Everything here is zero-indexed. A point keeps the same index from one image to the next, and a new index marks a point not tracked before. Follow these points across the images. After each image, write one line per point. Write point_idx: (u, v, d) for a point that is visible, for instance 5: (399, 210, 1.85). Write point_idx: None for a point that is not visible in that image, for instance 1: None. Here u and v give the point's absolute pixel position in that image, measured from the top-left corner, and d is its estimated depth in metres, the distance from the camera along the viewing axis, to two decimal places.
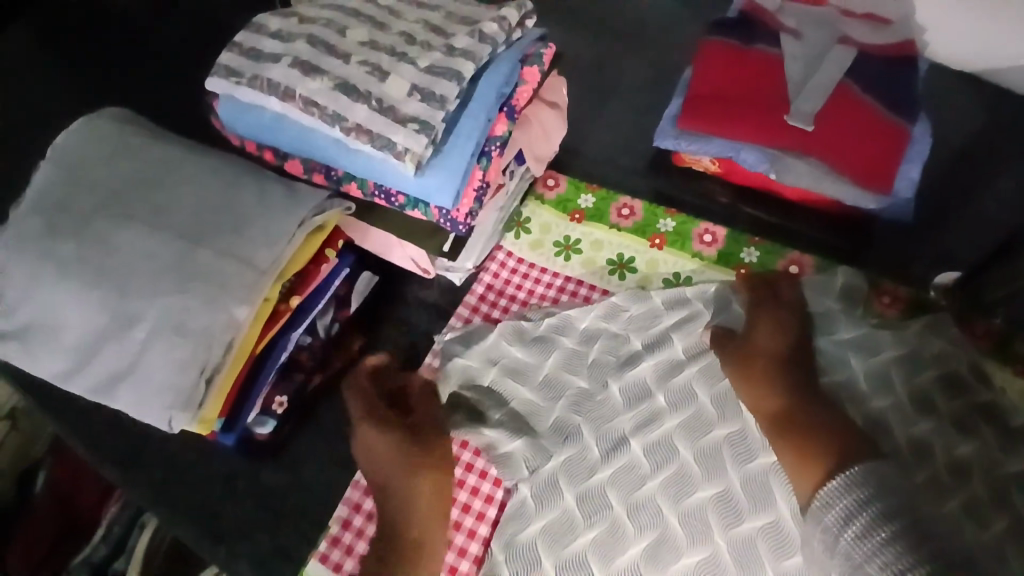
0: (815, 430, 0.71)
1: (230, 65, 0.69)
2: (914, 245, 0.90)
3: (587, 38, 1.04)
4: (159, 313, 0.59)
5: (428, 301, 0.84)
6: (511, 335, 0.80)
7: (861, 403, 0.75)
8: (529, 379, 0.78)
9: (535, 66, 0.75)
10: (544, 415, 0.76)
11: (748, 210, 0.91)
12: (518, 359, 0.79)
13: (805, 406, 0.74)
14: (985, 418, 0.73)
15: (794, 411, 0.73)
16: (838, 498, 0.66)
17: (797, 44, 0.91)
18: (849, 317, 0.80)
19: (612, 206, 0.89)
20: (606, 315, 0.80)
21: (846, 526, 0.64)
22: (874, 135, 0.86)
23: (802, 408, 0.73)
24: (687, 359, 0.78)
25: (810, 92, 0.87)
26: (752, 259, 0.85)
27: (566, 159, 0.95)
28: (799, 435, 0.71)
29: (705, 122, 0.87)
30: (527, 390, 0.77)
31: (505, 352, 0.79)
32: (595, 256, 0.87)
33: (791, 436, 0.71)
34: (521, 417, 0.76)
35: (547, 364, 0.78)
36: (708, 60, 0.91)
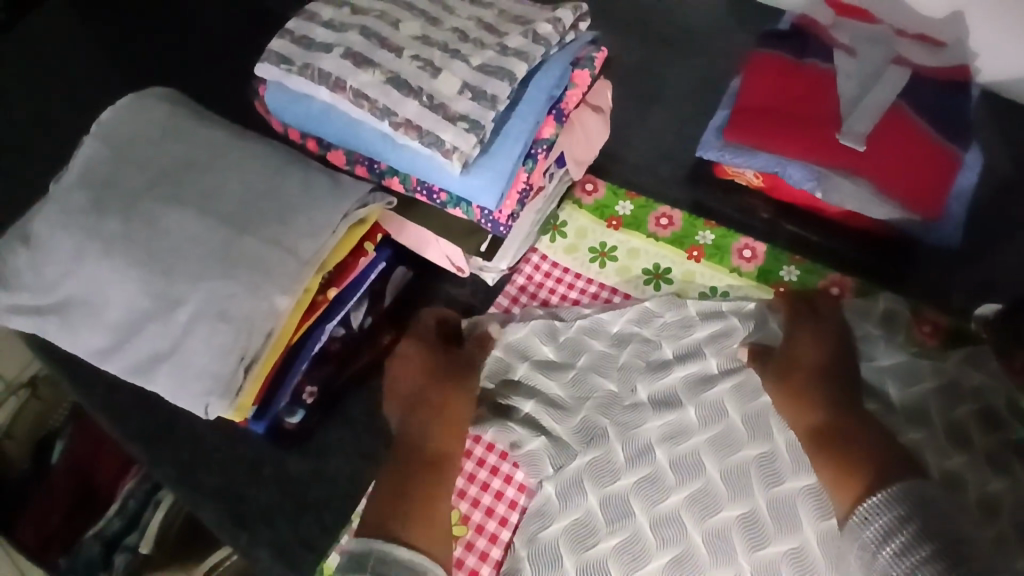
0: (859, 449, 0.69)
1: (281, 53, 0.69)
2: (958, 274, 0.87)
3: (634, 43, 1.02)
4: (202, 297, 0.59)
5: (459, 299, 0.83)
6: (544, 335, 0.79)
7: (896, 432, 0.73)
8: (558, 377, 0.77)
9: (585, 70, 0.74)
10: (572, 414, 0.75)
11: (789, 227, 0.89)
12: (545, 357, 0.78)
13: (847, 422, 0.71)
14: (1020, 456, 0.71)
15: (837, 431, 0.71)
16: (875, 516, 0.64)
17: (850, 62, 0.89)
18: (888, 343, 0.78)
19: (651, 214, 0.88)
20: (639, 319, 0.79)
21: (884, 544, 0.62)
22: (926, 160, 0.84)
23: (846, 426, 0.71)
24: (719, 373, 0.76)
25: (861, 112, 0.85)
26: (791, 278, 0.84)
27: (605, 165, 0.94)
28: (842, 454, 0.69)
29: (751, 135, 0.86)
30: (556, 387, 0.77)
31: (538, 350, 0.79)
32: (631, 264, 0.85)
33: (833, 456, 0.69)
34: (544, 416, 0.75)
35: (576, 367, 0.78)
36: (757, 73, 0.90)
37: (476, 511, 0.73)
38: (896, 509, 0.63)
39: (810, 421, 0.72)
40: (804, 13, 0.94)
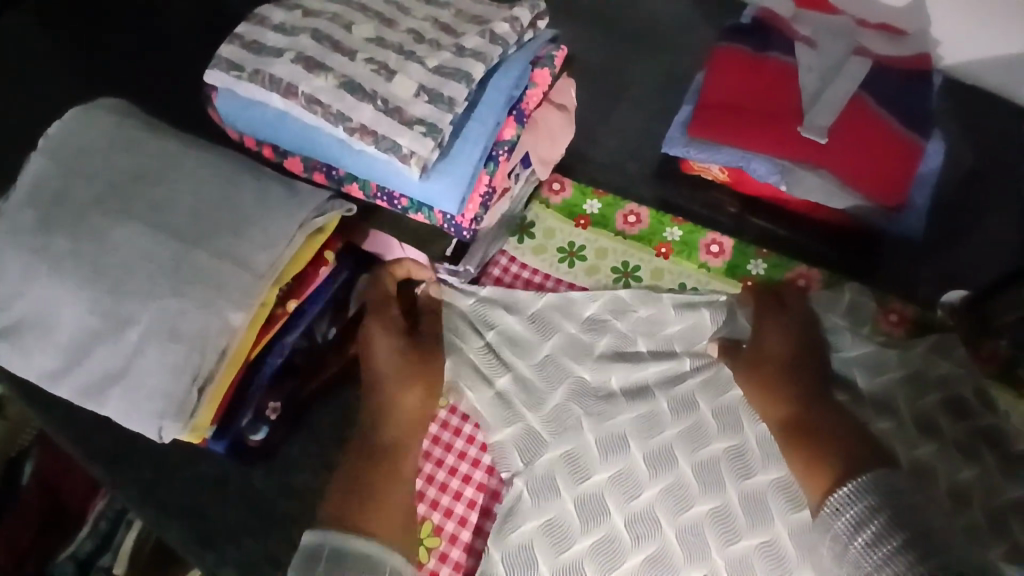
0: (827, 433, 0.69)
1: (232, 58, 0.67)
2: (922, 263, 0.88)
3: (598, 39, 1.02)
4: (153, 316, 0.57)
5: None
6: (504, 307, 0.78)
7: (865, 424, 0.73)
8: (532, 362, 0.76)
9: (546, 69, 0.73)
10: (546, 399, 0.74)
11: (756, 221, 0.89)
12: (513, 331, 0.77)
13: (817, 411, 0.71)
14: (986, 443, 0.72)
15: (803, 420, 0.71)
16: (847, 510, 0.63)
17: (811, 54, 0.89)
18: (855, 334, 0.78)
19: (618, 212, 0.88)
20: (612, 310, 0.79)
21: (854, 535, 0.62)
22: (888, 150, 0.85)
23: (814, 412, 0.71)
24: (690, 369, 0.76)
25: (823, 104, 0.86)
26: (759, 272, 0.84)
27: (572, 164, 0.93)
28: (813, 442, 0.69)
29: (716, 130, 0.86)
30: (526, 368, 0.76)
31: (506, 325, 0.77)
32: (600, 263, 0.85)
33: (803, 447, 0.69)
34: (520, 402, 0.74)
35: (549, 350, 0.76)
36: (720, 67, 0.90)
37: (448, 522, 0.71)
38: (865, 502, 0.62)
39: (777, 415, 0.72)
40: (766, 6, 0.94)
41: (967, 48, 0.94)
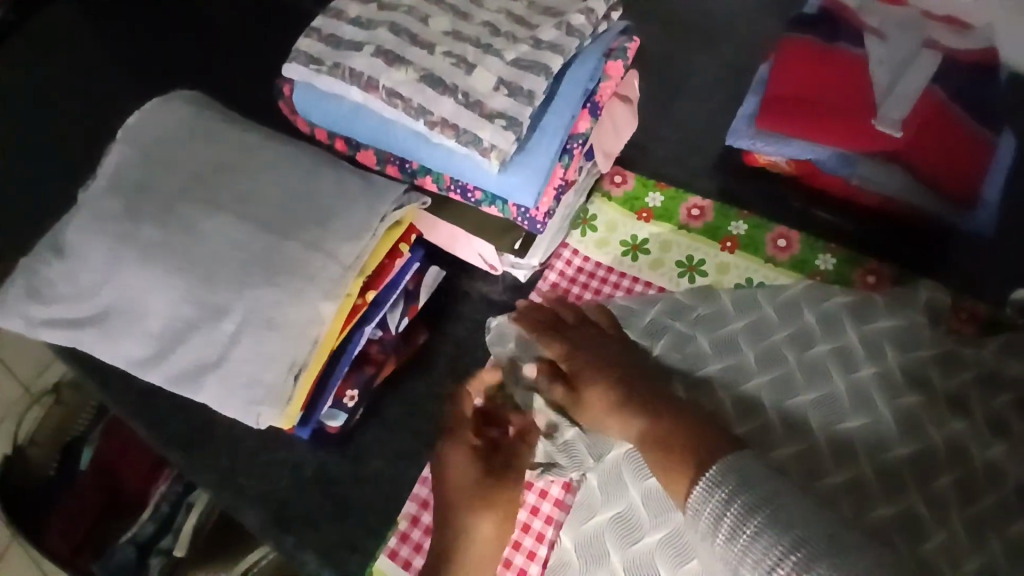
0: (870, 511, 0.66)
1: (310, 52, 0.68)
2: (991, 261, 0.86)
3: (658, 31, 1.01)
4: (247, 306, 0.58)
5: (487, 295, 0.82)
6: None
7: (940, 423, 0.71)
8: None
9: (619, 61, 0.72)
10: None
11: (821, 214, 0.87)
12: None
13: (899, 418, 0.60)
14: None
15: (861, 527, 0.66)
16: (705, 502, 0.53)
17: (882, 46, 0.88)
18: (929, 332, 0.76)
19: (682, 206, 0.87)
20: (671, 310, 0.78)
21: (717, 531, 0.52)
22: (959, 145, 0.83)
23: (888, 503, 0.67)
24: (755, 367, 0.74)
25: (895, 96, 0.84)
26: (828, 267, 0.82)
27: (632, 157, 0.92)
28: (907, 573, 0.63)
29: (783, 122, 0.85)
30: None
31: None
32: (663, 257, 0.84)
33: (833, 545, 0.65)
34: None
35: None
36: (787, 59, 0.88)
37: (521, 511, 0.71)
38: (726, 486, 0.52)
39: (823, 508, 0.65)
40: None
41: None
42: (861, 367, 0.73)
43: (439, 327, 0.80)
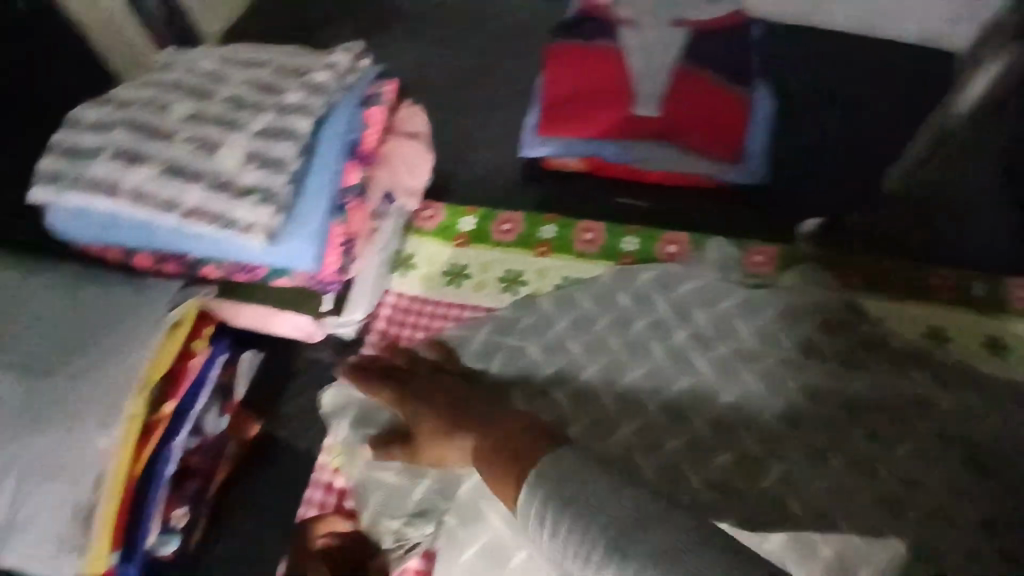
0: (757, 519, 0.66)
1: (48, 169, 0.65)
2: (779, 204, 0.92)
3: (443, 61, 1.04)
4: (19, 460, 0.55)
5: (323, 359, 0.82)
6: None
7: (752, 363, 0.74)
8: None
9: (378, 105, 0.71)
10: None
11: (619, 200, 0.92)
12: None
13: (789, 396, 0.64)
14: (868, 349, 0.74)
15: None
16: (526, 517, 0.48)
17: (633, 34, 0.92)
18: (727, 284, 0.80)
19: (493, 224, 0.89)
20: (499, 328, 0.80)
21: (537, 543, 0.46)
22: (721, 108, 0.88)
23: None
24: (585, 361, 0.77)
25: (651, 77, 0.88)
26: (633, 248, 0.87)
27: (441, 187, 0.94)
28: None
29: (562, 127, 0.89)
30: None
31: None
32: (485, 277, 0.86)
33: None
34: None
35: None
36: (555, 65, 0.92)
37: None
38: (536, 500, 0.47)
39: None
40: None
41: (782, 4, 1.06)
42: (675, 331, 0.78)
43: (281, 405, 0.80)
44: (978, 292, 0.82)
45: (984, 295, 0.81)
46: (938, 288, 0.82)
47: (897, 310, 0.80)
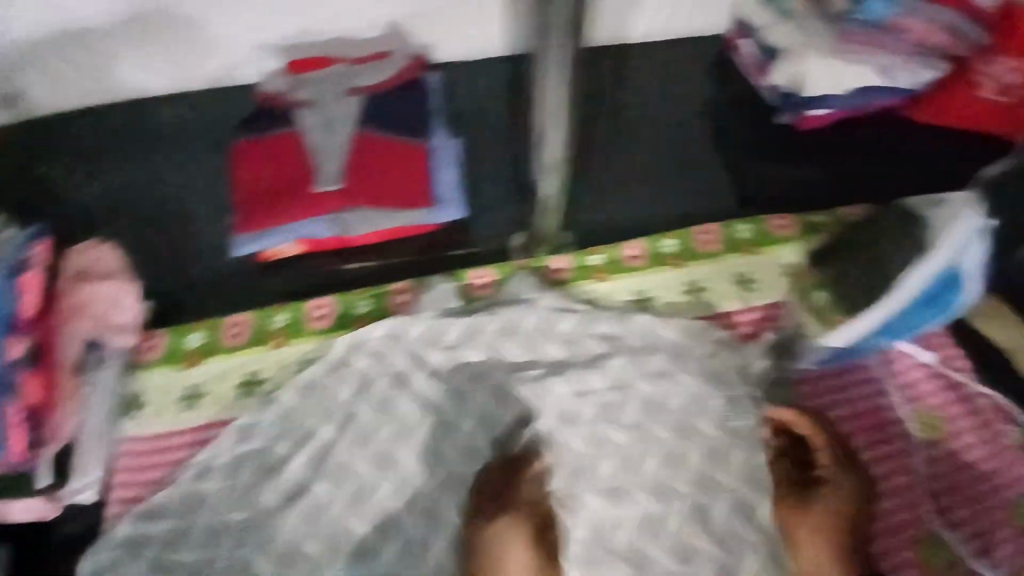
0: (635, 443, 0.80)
1: None
2: (495, 224, 0.99)
3: (148, 181, 1.04)
4: None
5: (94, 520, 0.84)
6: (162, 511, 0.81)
7: (488, 375, 0.83)
8: (186, 545, 0.79)
9: (29, 275, 0.79)
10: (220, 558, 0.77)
11: (347, 268, 0.96)
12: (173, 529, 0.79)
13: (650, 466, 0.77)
14: (580, 335, 0.87)
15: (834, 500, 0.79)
16: None
17: (311, 115, 0.95)
18: (451, 315, 0.86)
19: (222, 331, 0.93)
20: (242, 438, 0.83)
21: None
22: (404, 162, 0.92)
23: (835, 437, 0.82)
24: (334, 437, 0.82)
25: (330, 152, 0.92)
26: (366, 309, 0.91)
27: (174, 311, 0.96)
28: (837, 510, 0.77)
29: (260, 219, 0.91)
30: (189, 551, 0.78)
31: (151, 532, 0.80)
32: (221, 389, 0.89)
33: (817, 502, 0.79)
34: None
35: (201, 519, 0.80)
36: (242, 161, 0.95)
37: None
38: None
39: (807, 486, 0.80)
40: (268, 91, 1.01)
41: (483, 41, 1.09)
42: (413, 377, 0.84)
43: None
44: (670, 248, 0.96)
45: (675, 250, 0.96)
46: (636, 257, 0.95)
47: (602, 291, 0.92)
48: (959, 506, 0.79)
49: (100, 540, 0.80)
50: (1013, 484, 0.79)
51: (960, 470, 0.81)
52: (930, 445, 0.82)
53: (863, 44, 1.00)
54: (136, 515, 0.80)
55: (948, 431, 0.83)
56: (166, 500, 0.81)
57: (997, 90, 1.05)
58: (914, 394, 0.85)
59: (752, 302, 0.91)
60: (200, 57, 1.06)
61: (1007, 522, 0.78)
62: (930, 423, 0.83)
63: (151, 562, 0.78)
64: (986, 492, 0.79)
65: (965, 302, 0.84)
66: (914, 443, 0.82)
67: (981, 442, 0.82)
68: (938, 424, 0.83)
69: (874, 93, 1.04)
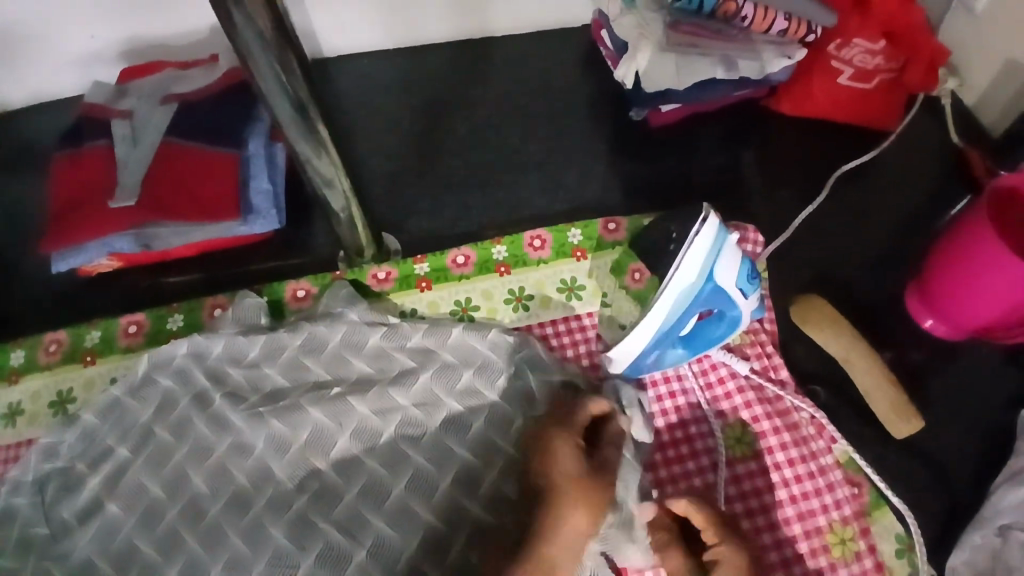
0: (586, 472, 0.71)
1: None
2: (322, 231, 0.97)
3: None
4: None
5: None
6: None
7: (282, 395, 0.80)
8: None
9: None
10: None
11: (170, 280, 0.95)
12: None
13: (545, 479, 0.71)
14: (386, 349, 0.82)
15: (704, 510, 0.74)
16: None
17: (126, 125, 0.92)
18: (252, 334, 0.83)
19: (40, 349, 0.89)
20: (45, 457, 0.81)
21: None
22: (210, 172, 0.90)
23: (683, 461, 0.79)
24: (131, 455, 0.79)
25: (135, 165, 0.89)
26: (179, 325, 0.89)
27: (3, 327, 0.95)
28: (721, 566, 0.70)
29: (67, 236, 0.87)
30: None
31: None
32: (37, 408, 0.86)
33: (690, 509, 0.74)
34: None
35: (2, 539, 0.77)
36: (57, 178, 0.91)
37: None
38: None
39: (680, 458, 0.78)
40: (90, 100, 0.96)
41: (334, 38, 1.09)
42: (214, 398, 0.80)
43: None
44: (500, 255, 0.92)
45: (505, 257, 0.92)
46: (463, 265, 0.91)
47: (427, 301, 0.90)
48: (761, 531, 0.76)
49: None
50: (822, 508, 0.76)
51: (768, 493, 0.77)
52: (740, 463, 0.79)
53: (688, 37, 0.94)
54: None
55: (760, 449, 0.79)
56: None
57: (854, 75, 0.97)
58: (730, 409, 0.81)
59: (575, 312, 0.89)
60: (46, 69, 1.04)
61: (809, 548, 0.75)
62: (742, 441, 0.80)
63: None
64: (795, 517, 0.76)
65: (749, 309, 0.79)
66: (724, 462, 0.79)
67: (792, 463, 0.78)
68: (751, 443, 0.80)
69: (714, 84, 0.98)
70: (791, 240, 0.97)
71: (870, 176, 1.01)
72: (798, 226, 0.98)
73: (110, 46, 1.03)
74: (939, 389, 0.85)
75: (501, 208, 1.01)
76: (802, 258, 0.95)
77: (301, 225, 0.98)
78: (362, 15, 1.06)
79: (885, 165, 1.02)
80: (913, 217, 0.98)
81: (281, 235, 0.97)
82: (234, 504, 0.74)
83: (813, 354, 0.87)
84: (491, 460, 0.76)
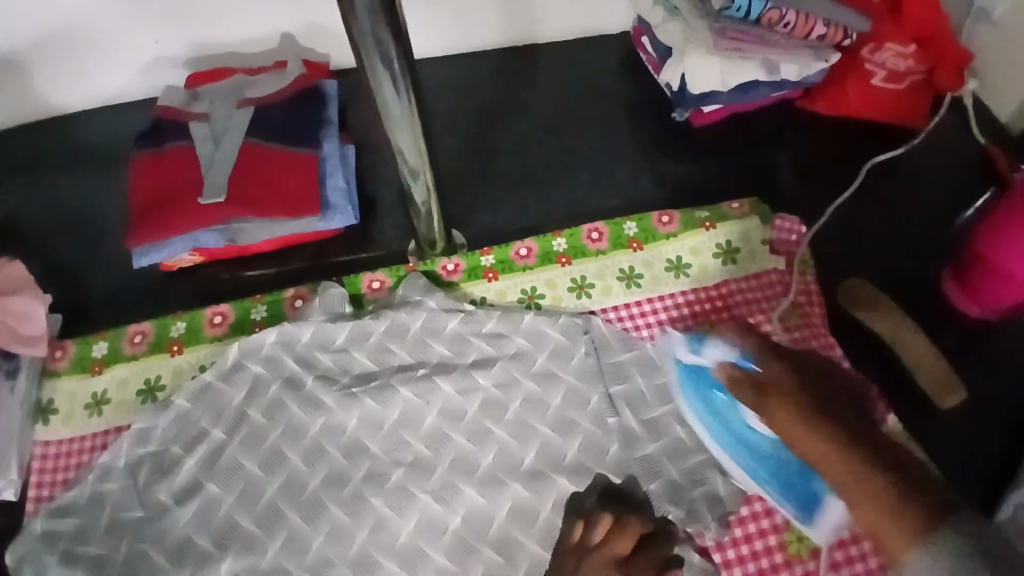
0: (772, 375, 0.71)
1: None
2: (388, 227, 1.03)
3: (60, 198, 1.08)
4: None
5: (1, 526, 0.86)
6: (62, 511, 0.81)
7: (370, 378, 0.86)
8: (92, 539, 0.80)
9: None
10: (116, 556, 0.78)
11: (249, 273, 1.00)
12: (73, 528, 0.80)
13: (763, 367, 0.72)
14: (464, 333, 0.88)
15: (829, 422, 0.66)
16: None
17: (204, 127, 0.98)
18: (337, 320, 0.89)
19: (124, 339, 0.93)
20: (138, 440, 0.84)
21: None
22: (290, 170, 0.95)
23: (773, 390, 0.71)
24: (227, 438, 0.83)
25: (218, 164, 0.94)
26: (263, 316, 0.94)
27: (82, 322, 0.99)
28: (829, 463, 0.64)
29: (154, 230, 0.92)
30: (96, 546, 0.79)
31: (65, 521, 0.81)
32: (123, 396, 0.91)
33: (811, 433, 0.65)
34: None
35: (100, 520, 0.81)
36: (140, 175, 0.96)
37: None
38: None
39: (771, 397, 0.69)
40: (165, 103, 1.01)
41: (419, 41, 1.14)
42: (306, 382, 0.85)
43: None
44: (561, 247, 0.97)
45: (566, 248, 0.97)
46: (527, 256, 0.97)
47: (496, 289, 0.95)
48: None
49: (13, 539, 0.82)
50: None
51: None
52: None
53: (733, 43, 0.99)
54: (50, 511, 0.81)
55: None
56: (77, 494, 0.82)
57: (887, 76, 1.05)
58: None
59: (636, 299, 0.94)
60: (113, 73, 1.09)
61: None
62: None
63: (62, 555, 0.79)
64: None
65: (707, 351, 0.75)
66: None
67: None
68: None
69: (756, 85, 1.05)
70: (832, 229, 1.04)
71: (901, 170, 1.08)
72: (838, 217, 1.05)
73: (176, 52, 1.08)
74: (975, 366, 0.92)
75: (555, 202, 1.07)
76: (842, 247, 1.02)
77: (369, 221, 1.03)
78: (440, 19, 1.11)
79: (915, 161, 1.09)
80: (943, 208, 1.05)
81: (350, 231, 1.02)
82: (334, 477, 0.80)
83: (858, 335, 0.94)
84: (572, 436, 0.82)
